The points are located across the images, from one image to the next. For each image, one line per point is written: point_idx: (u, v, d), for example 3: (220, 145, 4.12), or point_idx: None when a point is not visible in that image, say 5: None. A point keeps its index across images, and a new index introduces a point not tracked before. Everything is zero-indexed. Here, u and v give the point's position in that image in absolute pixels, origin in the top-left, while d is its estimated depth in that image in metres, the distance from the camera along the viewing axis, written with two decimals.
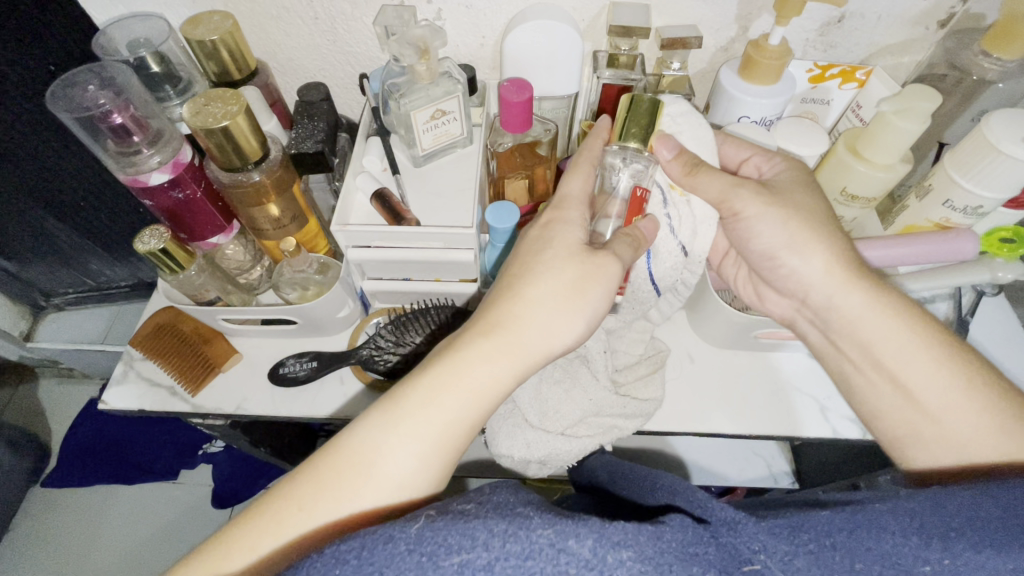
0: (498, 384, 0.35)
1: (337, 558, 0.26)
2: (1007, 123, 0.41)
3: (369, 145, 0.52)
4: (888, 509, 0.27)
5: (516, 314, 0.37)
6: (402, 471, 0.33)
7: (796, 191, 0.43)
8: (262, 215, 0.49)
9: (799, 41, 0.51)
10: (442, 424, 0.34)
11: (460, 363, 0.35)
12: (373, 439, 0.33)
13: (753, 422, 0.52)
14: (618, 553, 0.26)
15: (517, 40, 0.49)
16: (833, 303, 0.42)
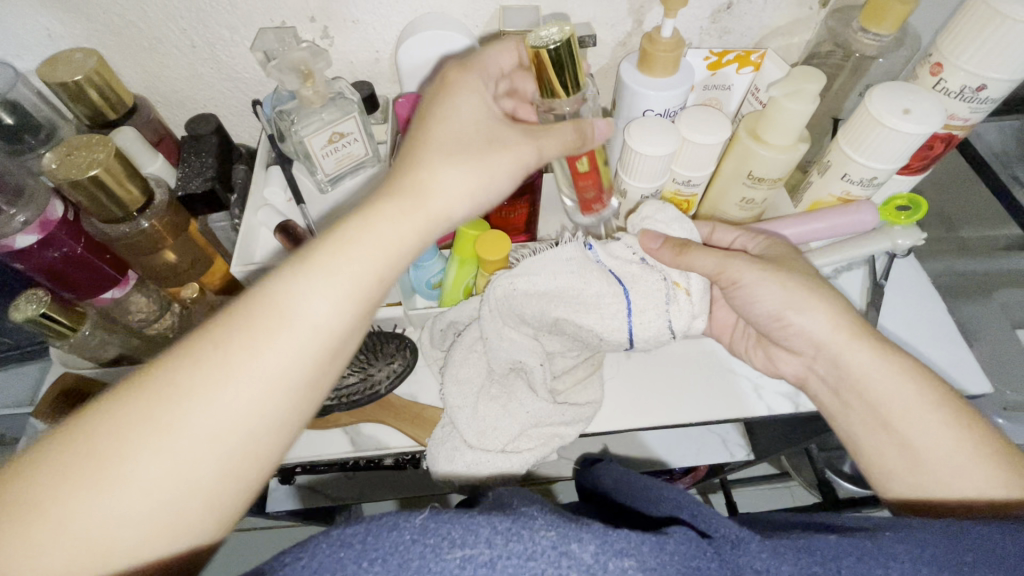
0: (405, 238, 0.33)
1: (340, 542, 0.23)
2: (888, 96, 0.43)
3: (269, 175, 0.50)
4: (896, 537, 0.26)
5: (432, 177, 0.35)
6: (302, 313, 0.29)
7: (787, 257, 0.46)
8: (159, 263, 0.46)
9: (693, 30, 0.52)
10: (353, 282, 0.30)
11: (361, 228, 0.31)
12: (269, 296, 0.29)
13: (692, 410, 0.52)
14: (621, 563, 0.24)
15: (410, 52, 0.47)
16: (843, 349, 0.42)
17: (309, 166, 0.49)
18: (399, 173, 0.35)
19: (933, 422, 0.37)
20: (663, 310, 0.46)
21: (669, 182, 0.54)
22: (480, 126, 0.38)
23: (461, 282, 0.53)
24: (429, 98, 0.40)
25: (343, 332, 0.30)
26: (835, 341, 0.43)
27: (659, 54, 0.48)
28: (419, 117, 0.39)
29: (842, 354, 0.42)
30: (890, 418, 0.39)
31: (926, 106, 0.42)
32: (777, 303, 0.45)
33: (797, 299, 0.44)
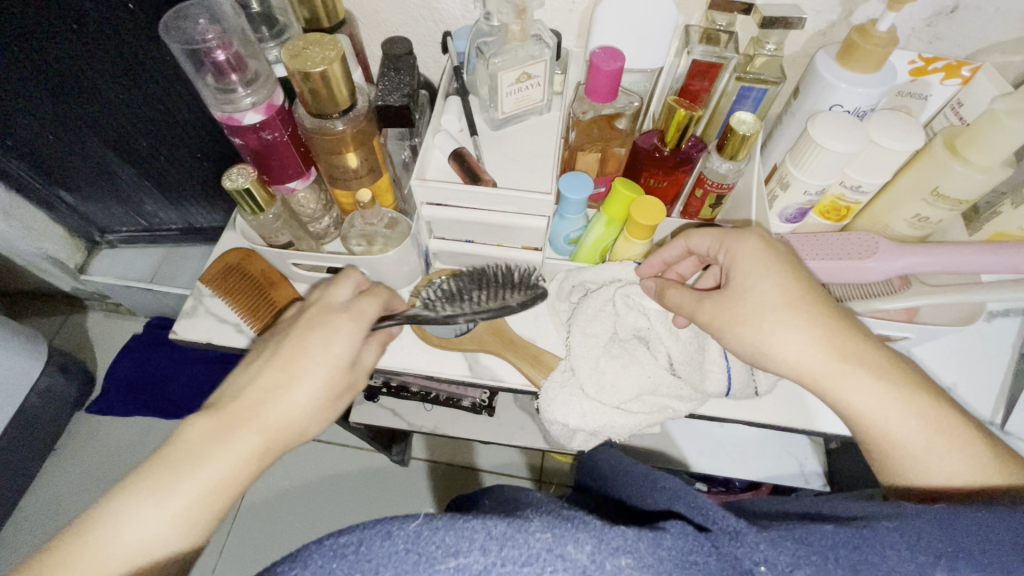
0: (247, 449, 0.37)
1: (335, 551, 0.26)
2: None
3: (448, 104, 0.52)
4: (893, 527, 0.29)
5: (209, 440, 0.36)
6: (125, 537, 0.33)
7: (734, 290, 0.42)
8: (342, 164, 0.50)
9: (904, 30, 0.49)
10: (193, 501, 0.35)
11: (218, 454, 0.36)
12: (106, 526, 0.33)
13: (810, 418, 0.51)
14: (617, 561, 0.26)
15: (611, 7, 0.47)
16: (826, 379, 0.39)
17: (489, 102, 0.51)
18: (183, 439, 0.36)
19: (895, 407, 0.38)
20: (750, 381, 0.49)
21: (835, 185, 0.52)
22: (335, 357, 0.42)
23: (602, 242, 0.54)
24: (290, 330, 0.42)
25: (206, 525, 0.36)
26: (808, 370, 0.40)
27: (868, 48, 0.46)
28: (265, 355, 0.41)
29: (826, 384, 0.39)
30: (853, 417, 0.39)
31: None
32: (746, 348, 0.42)
33: (760, 338, 0.41)
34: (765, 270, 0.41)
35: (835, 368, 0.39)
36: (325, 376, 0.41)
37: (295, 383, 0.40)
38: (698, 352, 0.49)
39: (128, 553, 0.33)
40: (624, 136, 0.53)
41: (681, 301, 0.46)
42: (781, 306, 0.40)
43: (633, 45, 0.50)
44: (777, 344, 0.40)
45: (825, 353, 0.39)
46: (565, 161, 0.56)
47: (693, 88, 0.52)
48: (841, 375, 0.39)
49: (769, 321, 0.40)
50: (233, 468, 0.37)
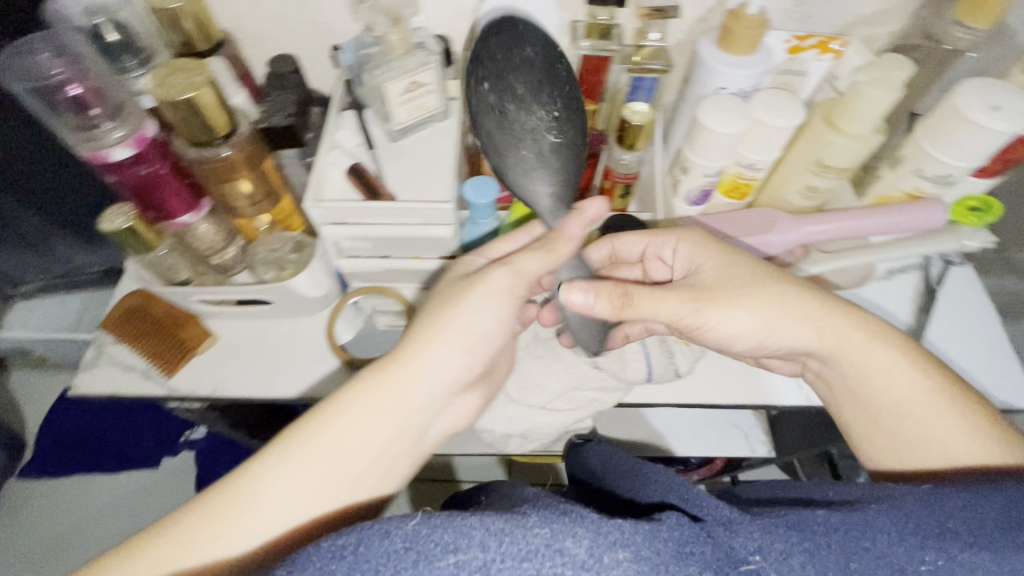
0: (383, 431, 0.35)
1: (332, 553, 0.26)
2: (980, 91, 0.42)
3: (343, 119, 0.51)
4: (880, 509, 0.29)
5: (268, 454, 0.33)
6: (266, 510, 0.32)
7: (719, 283, 0.43)
8: (234, 193, 0.48)
9: (777, 11, 0.51)
10: (327, 477, 0.33)
11: (339, 420, 0.35)
12: (242, 489, 0.32)
13: (734, 394, 0.52)
14: (614, 554, 0.27)
15: (494, 9, 0.47)
16: (839, 351, 0.41)
17: (383, 114, 0.50)
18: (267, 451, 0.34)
19: (905, 383, 0.39)
20: (669, 365, 0.50)
21: (732, 165, 0.54)
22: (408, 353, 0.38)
23: None
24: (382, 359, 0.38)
25: (319, 514, 0.33)
26: (825, 344, 0.42)
27: (743, 31, 0.47)
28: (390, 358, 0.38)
29: (837, 352, 0.41)
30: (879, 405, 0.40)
31: (1017, 105, 0.41)
32: (742, 331, 0.43)
33: (766, 317, 0.42)
34: (732, 267, 0.44)
35: (861, 337, 0.41)
36: (459, 332, 0.39)
37: (433, 350, 0.38)
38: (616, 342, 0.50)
39: (280, 512, 0.32)
40: None
41: (650, 304, 0.43)
42: (755, 281, 0.43)
43: None
44: (776, 323, 0.42)
45: (856, 322, 0.41)
46: (471, 166, 0.55)
47: (586, 83, 0.53)
48: (854, 337, 0.41)
49: (760, 295, 0.42)
50: (392, 426, 0.36)
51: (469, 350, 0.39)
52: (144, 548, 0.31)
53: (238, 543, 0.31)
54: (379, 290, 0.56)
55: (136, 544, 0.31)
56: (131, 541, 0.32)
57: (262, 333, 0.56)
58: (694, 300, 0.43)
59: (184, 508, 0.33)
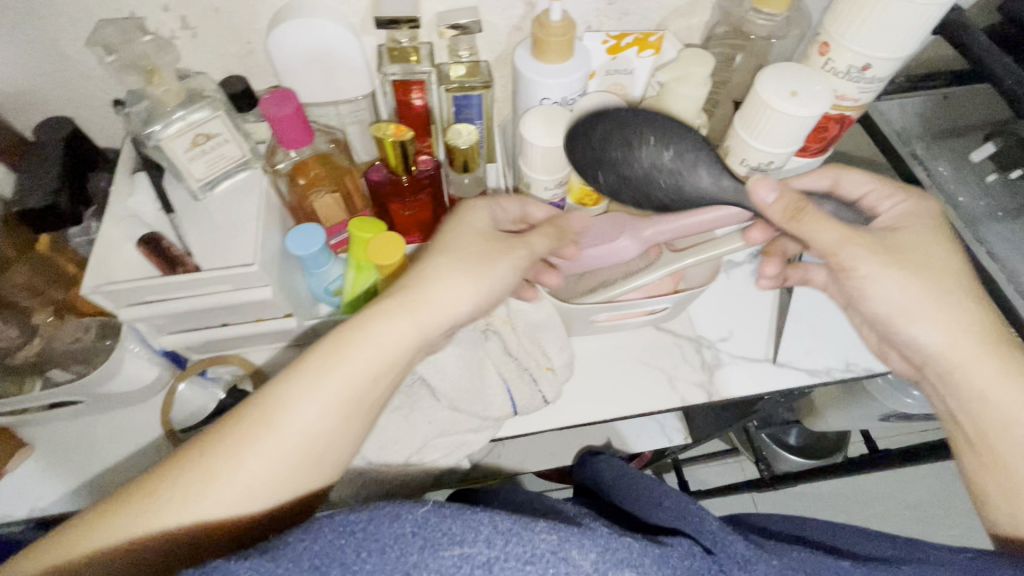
0: (406, 338, 0.36)
1: (342, 527, 0.27)
2: (778, 78, 0.41)
3: (136, 183, 0.45)
4: (914, 570, 0.30)
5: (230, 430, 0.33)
6: (289, 424, 0.33)
7: (926, 245, 0.40)
8: (7, 285, 0.42)
9: (591, 11, 0.49)
10: (350, 388, 0.34)
11: (361, 336, 0.35)
12: (261, 406, 0.33)
13: (608, 407, 0.51)
14: (621, 573, 0.27)
15: (279, 44, 0.43)
16: (962, 356, 0.39)
17: (176, 173, 0.44)
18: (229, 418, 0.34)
19: (986, 379, 0.38)
20: (534, 392, 0.48)
21: (575, 174, 0.52)
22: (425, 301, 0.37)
23: (361, 287, 0.50)
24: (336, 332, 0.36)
25: (335, 419, 0.34)
26: (948, 357, 0.39)
27: (553, 39, 0.45)
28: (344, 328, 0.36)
29: (954, 369, 0.39)
30: (981, 427, 0.38)
31: (813, 88, 0.41)
32: (900, 303, 0.40)
33: (921, 305, 0.39)
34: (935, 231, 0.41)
35: (1004, 347, 0.38)
36: (467, 258, 0.39)
37: (443, 273, 0.38)
38: (473, 381, 0.46)
39: (256, 479, 0.32)
40: (351, 171, 0.50)
41: (817, 233, 0.40)
42: (950, 270, 0.40)
43: (325, 78, 0.46)
44: (939, 309, 0.39)
45: (971, 340, 0.38)
46: (299, 212, 0.51)
47: (405, 106, 0.50)
48: (970, 350, 0.38)
49: (935, 308, 0.39)
50: (410, 341, 0.36)
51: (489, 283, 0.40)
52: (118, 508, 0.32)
53: (210, 502, 0.32)
54: (221, 359, 0.51)
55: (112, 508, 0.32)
56: (112, 504, 0.33)
57: (90, 430, 0.50)
58: (872, 254, 0.40)
59: (155, 470, 0.33)
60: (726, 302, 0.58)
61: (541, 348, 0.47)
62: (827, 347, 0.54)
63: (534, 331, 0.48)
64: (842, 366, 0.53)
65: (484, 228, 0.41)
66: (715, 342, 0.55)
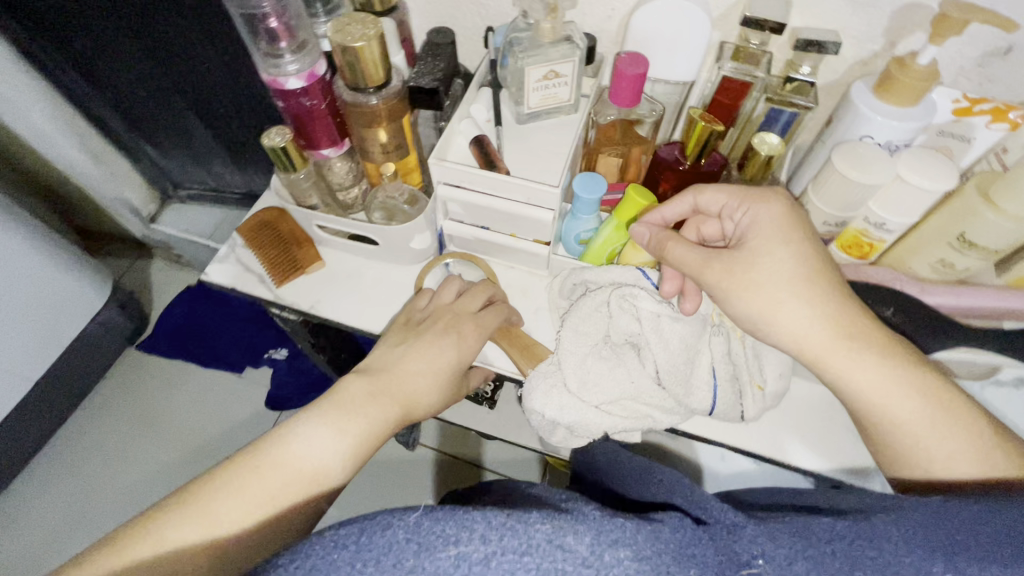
0: (392, 410, 0.47)
1: (336, 542, 0.29)
2: None
3: (479, 95, 0.55)
4: (891, 521, 0.30)
5: (276, 459, 0.42)
6: (307, 454, 0.43)
7: (763, 253, 0.43)
8: (373, 139, 0.53)
9: (953, 67, 0.47)
10: (359, 433, 0.45)
11: (359, 403, 0.46)
12: (282, 444, 0.43)
13: (798, 453, 0.49)
14: (616, 553, 0.29)
15: (646, 16, 0.49)
16: (828, 351, 0.41)
17: (516, 97, 0.53)
18: (266, 441, 0.43)
19: (883, 378, 0.40)
20: (735, 403, 0.48)
21: (860, 220, 0.50)
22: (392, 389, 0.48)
23: (609, 245, 0.54)
24: (345, 395, 0.46)
25: (344, 464, 0.44)
26: (812, 349, 0.42)
27: (908, 81, 0.45)
28: (336, 394, 0.47)
29: (820, 360, 0.42)
30: (888, 417, 0.40)
31: None
32: (752, 318, 0.44)
33: (767, 316, 0.43)
34: (785, 233, 0.44)
35: (830, 342, 0.41)
36: (446, 367, 0.51)
37: (433, 336, 0.51)
38: (687, 364, 0.48)
39: (234, 516, 0.39)
40: (645, 144, 0.54)
41: (682, 260, 0.46)
42: (795, 279, 0.42)
43: (665, 56, 0.51)
44: (778, 314, 0.42)
45: (845, 327, 0.41)
46: (587, 163, 0.57)
47: (722, 103, 0.51)
48: (838, 356, 0.41)
49: (808, 294, 0.42)
50: (396, 409, 0.48)
51: (445, 372, 0.51)
52: (127, 544, 0.37)
53: (225, 521, 0.39)
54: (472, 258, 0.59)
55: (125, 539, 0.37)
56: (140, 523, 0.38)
57: (360, 270, 0.61)
58: (723, 282, 0.44)
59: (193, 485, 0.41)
60: None
61: (760, 363, 0.48)
62: None
63: (761, 346, 0.48)
64: None
65: (452, 359, 0.51)
66: None
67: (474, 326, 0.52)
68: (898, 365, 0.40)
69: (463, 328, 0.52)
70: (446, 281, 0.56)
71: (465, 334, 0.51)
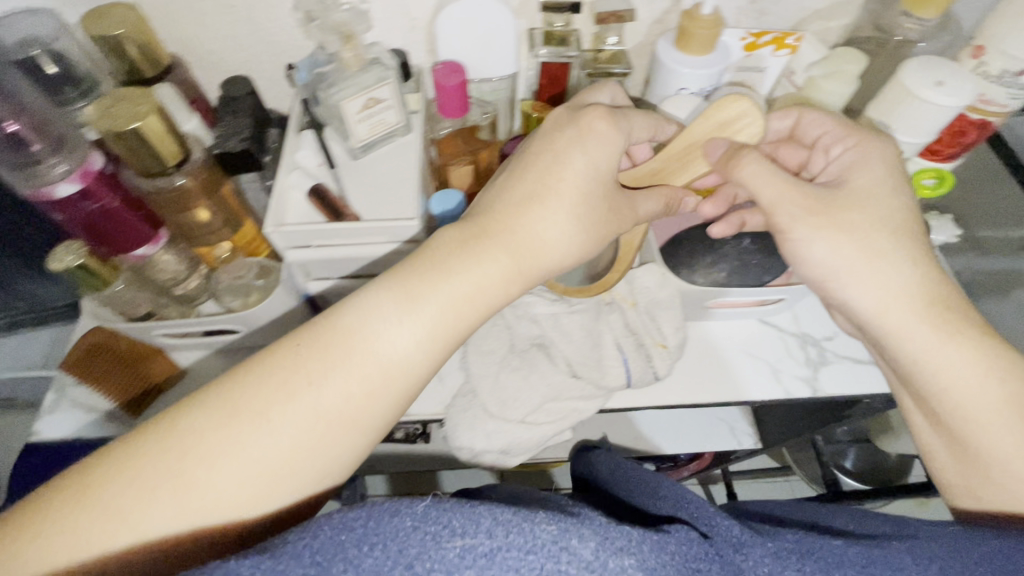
0: (506, 276, 0.39)
1: (343, 524, 0.25)
2: (924, 68, 0.43)
3: (303, 140, 0.50)
4: (904, 548, 0.29)
5: (353, 330, 0.34)
6: (377, 354, 0.34)
7: (863, 203, 0.41)
8: (192, 221, 0.47)
9: (732, 8, 0.51)
10: (456, 296, 0.37)
11: (458, 267, 0.37)
12: (344, 321, 0.35)
13: (713, 391, 0.53)
14: (620, 560, 0.25)
15: (450, 20, 0.47)
16: (905, 325, 0.39)
17: (342, 132, 0.49)
18: (325, 316, 0.35)
19: (961, 364, 0.37)
20: (647, 368, 0.50)
21: None
22: (505, 246, 0.39)
23: None
24: (430, 261, 0.38)
25: (424, 351, 0.36)
26: (884, 320, 0.40)
27: (699, 31, 0.47)
28: (428, 257, 0.38)
29: (891, 333, 0.40)
30: (961, 408, 0.37)
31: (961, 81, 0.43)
32: (830, 268, 0.40)
33: (852, 268, 0.40)
34: (884, 182, 0.42)
35: (913, 322, 0.39)
36: (579, 197, 0.41)
37: (551, 202, 0.40)
38: (593, 348, 0.49)
39: (290, 450, 0.31)
40: (491, 146, 0.53)
41: (755, 173, 0.42)
42: (874, 228, 0.40)
43: (481, 56, 0.50)
44: (853, 282, 0.40)
45: (940, 309, 0.39)
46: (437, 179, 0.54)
47: (549, 90, 0.53)
48: (924, 336, 0.38)
49: (898, 262, 0.39)
50: (506, 275, 0.39)
51: (579, 208, 0.41)
52: (99, 482, 0.28)
53: (230, 450, 0.30)
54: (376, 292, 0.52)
55: (97, 482, 0.28)
56: (124, 449, 0.30)
57: (232, 362, 0.55)
58: (808, 213, 0.41)
59: (166, 416, 0.31)
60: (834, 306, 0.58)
61: (658, 325, 0.50)
62: None
63: (654, 308, 0.49)
64: None
65: (602, 162, 0.41)
66: (821, 339, 0.56)
67: (608, 121, 0.42)
68: (985, 352, 0.37)
69: (593, 129, 0.41)
70: (580, 117, 0.42)
71: (601, 131, 0.41)
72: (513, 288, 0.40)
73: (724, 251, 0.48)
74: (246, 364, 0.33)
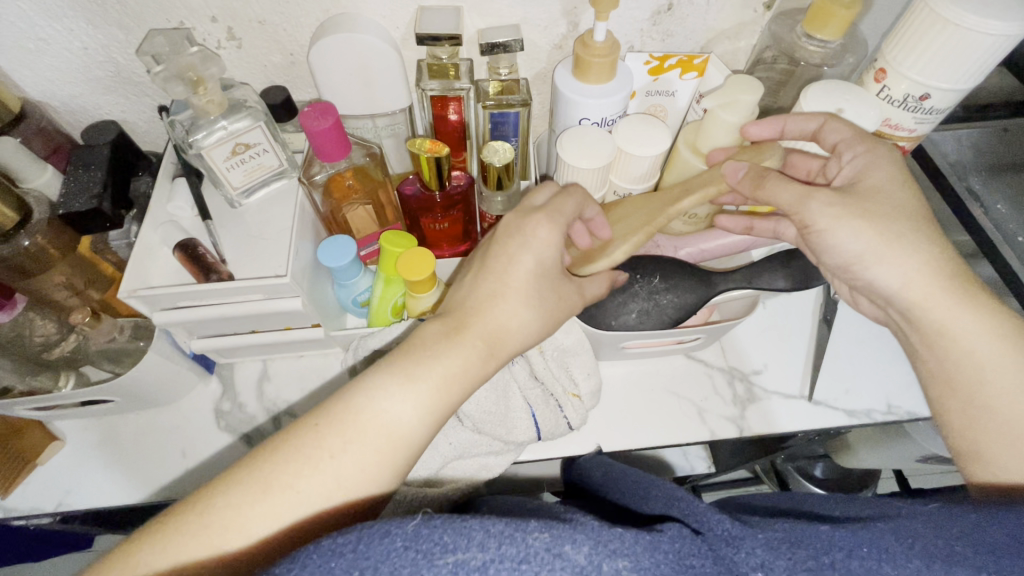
0: (483, 357, 0.35)
1: (333, 550, 0.23)
2: (824, 93, 0.41)
3: (175, 188, 0.46)
4: (887, 527, 0.26)
5: (355, 412, 0.31)
6: (380, 426, 0.31)
7: (880, 193, 0.37)
8: (49, 285, 0.43)
9: (633, 32, 0.48)
10: (453, 374, 0.34)
11: (446, 349, 0.34)
12: (353, 400, 0.32)
13: (632, 436, 0.50)
14: (615, 563, 0.23)
15: (321, 55, 0.43)
16: (925, 311, 0.36)
17: (215, 181, 0.45)
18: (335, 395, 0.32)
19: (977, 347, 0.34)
20: (558, 418, 0.47)
21: (610, 194, 0.51)
22: (493, 333, 0.36)
23: (389, 300, 0.48)
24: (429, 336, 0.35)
25: (428, 425, 0.33)
26: (908, 295, 0.36)
27: (595, 59, 0.44)
28: (415, 342, 0.35)
29: (915, 306, 0.36)
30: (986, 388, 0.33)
31: (861, 109, 0.40)
32: (855, 250, 0.37)
33: (878, 248, 0.36)
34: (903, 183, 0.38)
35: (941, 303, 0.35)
36: (538, 284, 0.38)
37: (517, 292, 0.37)
38: (500, 404, 0.45)
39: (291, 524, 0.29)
40: (385, 184, 0.50)
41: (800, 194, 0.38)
42: (901, 218, 0.36)
43: (366, 91, 0.46)
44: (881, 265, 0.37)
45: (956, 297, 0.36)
46: (331, 222, 0.51)
47: (442, 122, 0.50)
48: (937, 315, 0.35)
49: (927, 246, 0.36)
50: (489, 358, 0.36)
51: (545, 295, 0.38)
52: (120, 562, 0.27)
53: (230, 532, 0.28)
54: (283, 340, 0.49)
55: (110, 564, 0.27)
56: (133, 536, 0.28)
57: (116, 429, 0.51)
58: (834, 201, 0.37)
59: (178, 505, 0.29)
60: (760, 334, 0.55)
61: (569, 374, 0.46)
62: (867, 387, 0.52)
63: (563, 355, 0.46)
64: (883, 408, 0.51)
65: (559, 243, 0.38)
66: (749, 374, 0.53)
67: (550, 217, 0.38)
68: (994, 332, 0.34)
69: (539, 225, 0.38)
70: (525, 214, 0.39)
71: (551, 222, 0.38)
72: (498, 362, 0.37)
73: (631, 290, 0.46)
74: (277, 436, 0.31)
